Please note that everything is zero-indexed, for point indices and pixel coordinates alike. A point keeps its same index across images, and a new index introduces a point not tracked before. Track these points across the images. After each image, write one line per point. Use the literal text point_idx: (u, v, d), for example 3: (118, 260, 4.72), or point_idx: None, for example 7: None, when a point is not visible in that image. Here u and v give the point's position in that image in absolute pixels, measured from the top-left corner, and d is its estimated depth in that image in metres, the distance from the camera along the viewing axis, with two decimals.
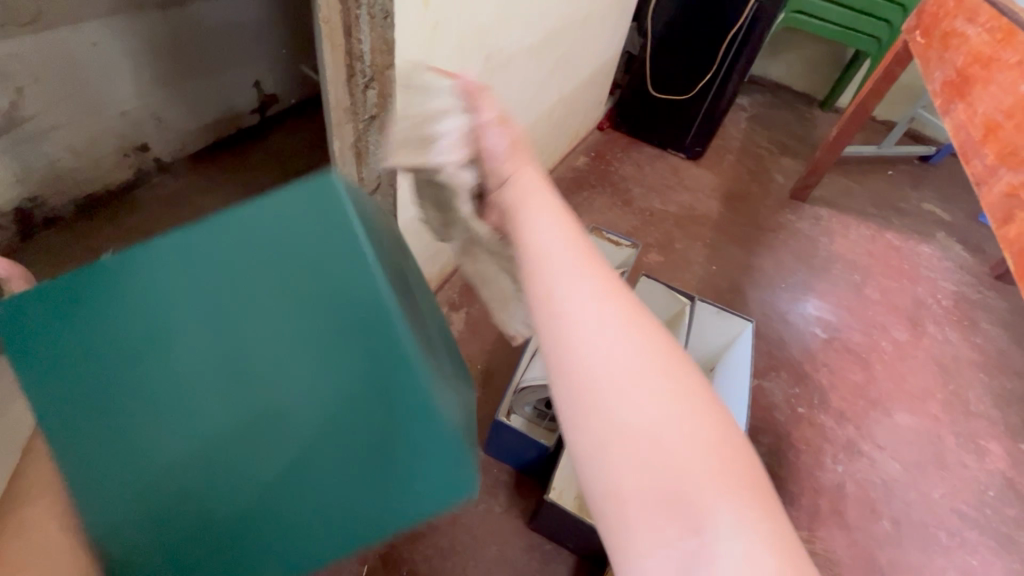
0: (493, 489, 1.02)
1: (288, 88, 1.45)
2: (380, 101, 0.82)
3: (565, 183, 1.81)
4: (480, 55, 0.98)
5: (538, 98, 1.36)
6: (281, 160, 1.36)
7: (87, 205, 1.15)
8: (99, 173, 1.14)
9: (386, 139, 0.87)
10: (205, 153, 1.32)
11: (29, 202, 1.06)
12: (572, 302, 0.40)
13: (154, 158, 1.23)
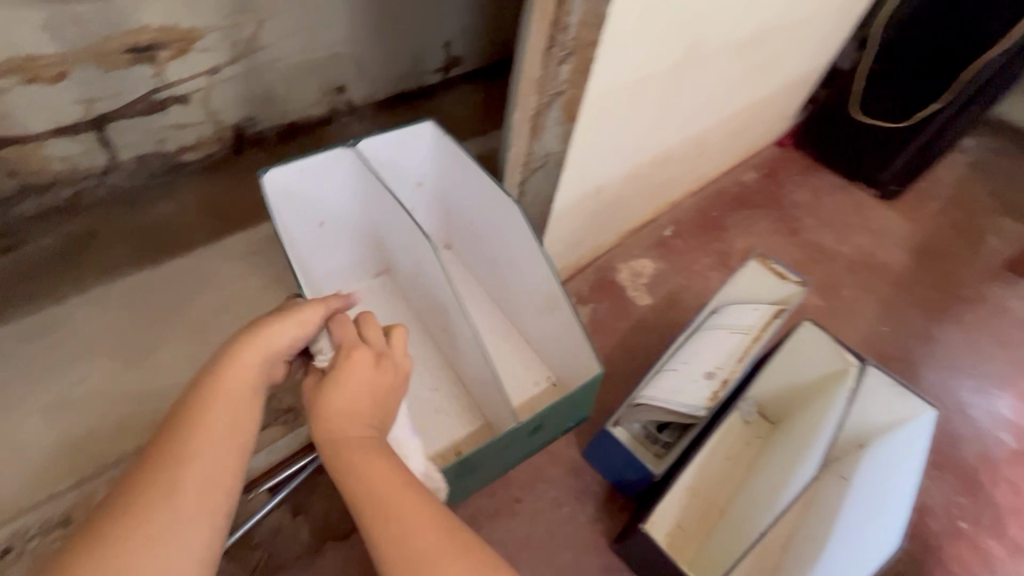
0: (582, 495, 0.98)
1: (474, 52, 1.47)
2: (572, 77, 0.78)
3: (726, 197, 1.66)
4: (683, 45, 0.89)
5: (726, 100, 1.24)
6: (453, 122, 1.40)
7: (288, 133, 1.23)
8: (303, 106, 1.22)
9: (566, 118, 0.83)
10: (390, 103, 1.38)
11: (246, 120, 1.15)
12: None
13: (347, 100, 1.30)
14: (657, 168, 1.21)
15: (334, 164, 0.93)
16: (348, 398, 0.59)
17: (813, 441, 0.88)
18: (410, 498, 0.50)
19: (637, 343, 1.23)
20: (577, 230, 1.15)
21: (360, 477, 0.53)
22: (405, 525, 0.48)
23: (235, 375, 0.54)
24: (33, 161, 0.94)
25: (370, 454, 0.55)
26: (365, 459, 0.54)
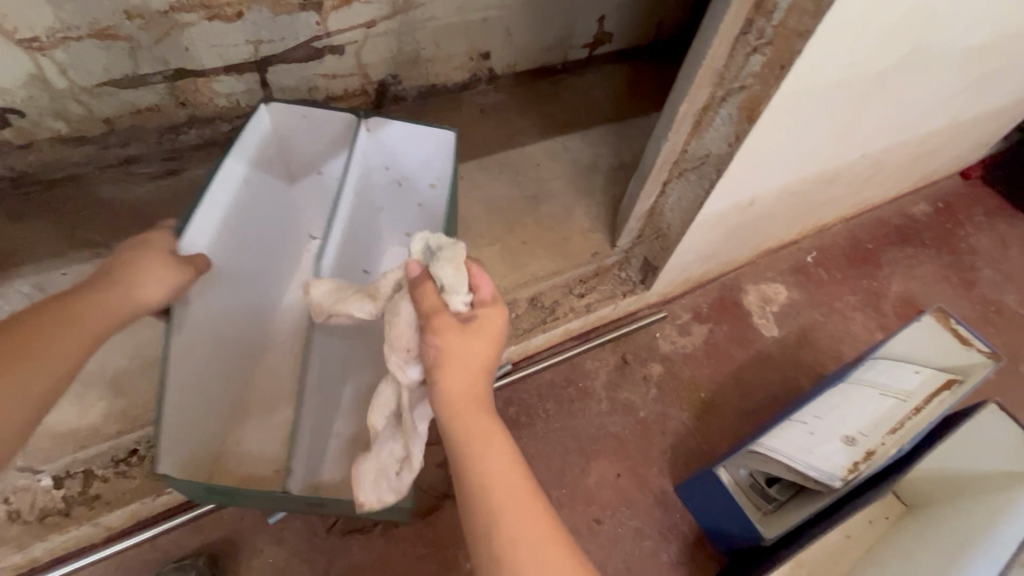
0: (668, 532, 0.90)
1: (626, 30, 1.35)
2: (763, 71, 0.67)
3: (887, 228, 1.42)
4: (904, 45, 0.73)
5: (925, 118, 1.03)
6: (591, 101, 1.30)
7: (424, 94, 1.22)
8: (446, 69, 1.19)
9: (742, 117, 0.72)
10: (529, 76, 1.32)
11: (391, 77, 1.15)
12: None
13: (489, 68, 1.25)
14: (820, 186, 1.05)
15: (336, 129, 0.87)
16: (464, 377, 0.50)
17: (975, 539, 0.73)
18: (519, 485, 0.47)
19: (754, 378, 1.09)
20: (713, 242, 1.02)
21: (484, 455, 0.47)
22: (514, 514, 0.45)
23: (136, 258, 0.59)
24: (202, 93, 0.98)
25: (489, 431, 0.49)
26: (489, 445, 0.48)
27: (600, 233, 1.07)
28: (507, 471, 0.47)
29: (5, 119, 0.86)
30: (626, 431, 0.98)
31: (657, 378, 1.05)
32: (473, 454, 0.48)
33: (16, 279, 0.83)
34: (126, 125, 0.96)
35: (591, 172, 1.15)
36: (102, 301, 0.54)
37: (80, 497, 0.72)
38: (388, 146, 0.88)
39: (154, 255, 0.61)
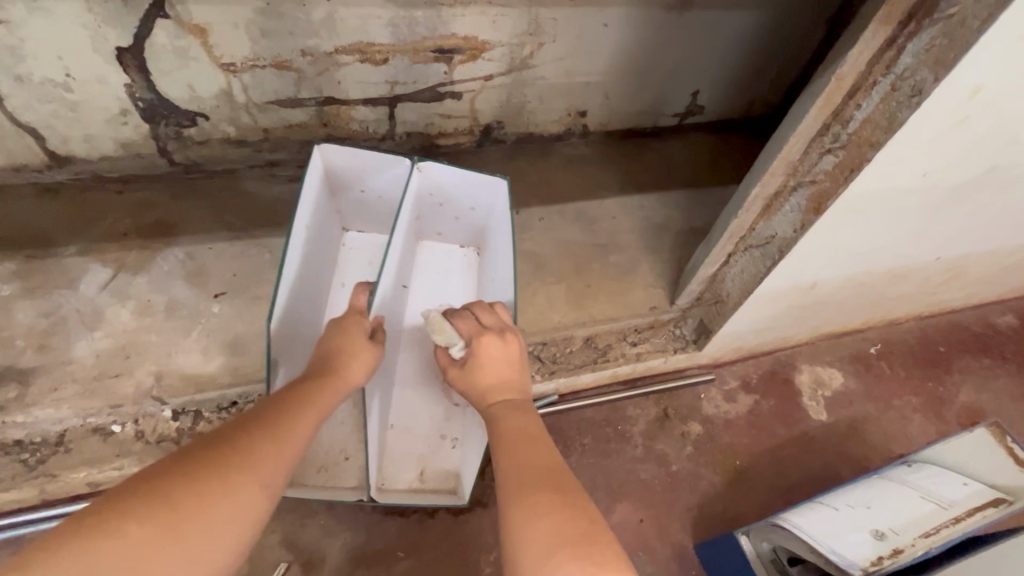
0: None
1: (718, 105, 1.43)
2: (833, 170, 0.73)
3: (964, 335, 1.38)
4: (982, 165, 0.77)
5: (1012, 232, 1.02)
6: (673, 166, 1.39)
7: (522, 140, 1.36)
8: (545, 121, 1.33)
9: (809, 209, 0.78)
10: (618, 135, 1.43)
11: (495, 122, 1.30)
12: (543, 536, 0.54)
13: (583, 124, 1.37)
14: (889, 281, 1.06)
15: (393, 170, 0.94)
16: (496, 363, 0.77)
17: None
18: (527, 446, 0.65)
19: (793, 458, 1.10)
20: (770, 317, 1.06)
21: (508, 434, 0.67)
22: (522, 443, 0.65)
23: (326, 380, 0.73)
24: (341, 117, 1.17)
25: (513, 417, 0.70)
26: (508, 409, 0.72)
27: (661, 289, 1.14)
28: (532, 440, 0.66)
29: (194, 121, 1.07)
30: (656, 480, 1.02)
31: (695, 436, 1.08)
32: (505, 435, 0.67)
33: (175, 247, 1.02)
34: (278, 135, 1.16)
35: (662, 231, 1.23)
36: (296, 408, 0.66)
37: (190, 431, 0.88)
38: (440, 185, 0.95)
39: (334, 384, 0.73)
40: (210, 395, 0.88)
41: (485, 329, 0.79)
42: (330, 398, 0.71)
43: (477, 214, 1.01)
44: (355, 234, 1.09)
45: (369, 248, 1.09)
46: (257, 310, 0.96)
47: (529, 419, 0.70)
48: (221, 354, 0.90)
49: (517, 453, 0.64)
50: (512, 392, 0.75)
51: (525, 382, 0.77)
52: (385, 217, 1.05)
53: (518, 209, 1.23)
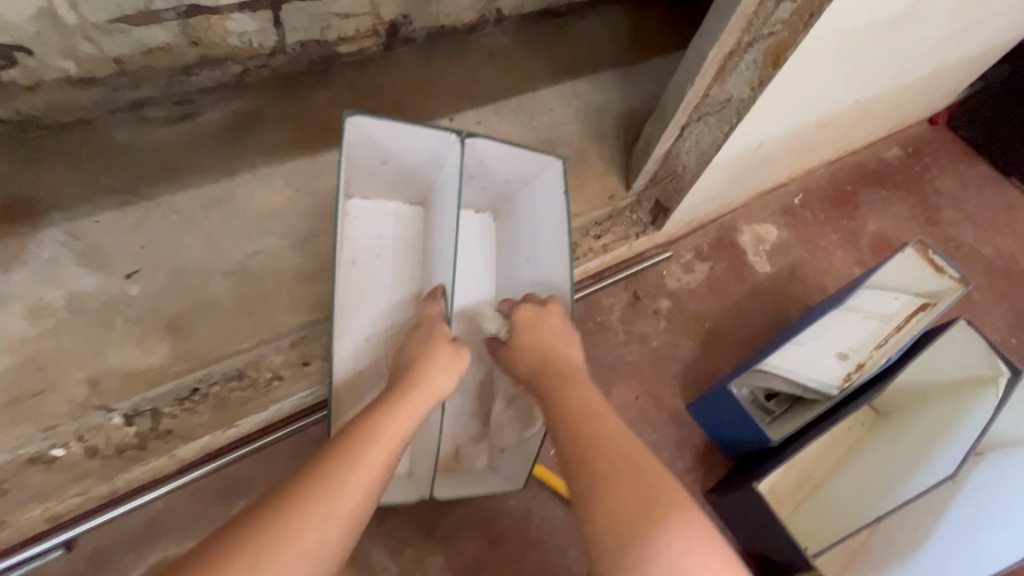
0: (681, 445, 1.02)
1: None
2: (791, 18, 0.71)
3: (864, 172, 1.53)
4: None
5: (914, 65, 1.10)
6: (597, 45, 1.31)
7: (434, 36, 1.20)
8: (456, 9, 1.17)
9: (767, 63, 0.77)
10: (534, 18, 1.31)
11: (401, 17, 1.13)
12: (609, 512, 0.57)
13: (497, 9, 1.23)
14: (817, 130, 1.12)
15: (434, 144, 0.77)
16: (545, 331, 0.77)
17: (934, 448, 0.89)
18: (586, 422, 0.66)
19: (750, 310, 1.20)
20: (720, 184, 1.09)
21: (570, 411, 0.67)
22: (586, 415, 0.67)
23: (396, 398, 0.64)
24: (215, 31, 0.94)
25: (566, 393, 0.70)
26: (560, 378, 0.72)
27: (614, 176, 1.12)
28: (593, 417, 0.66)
29: (13, 58, 0.82)
30: (641, 359, 1.08)
31: (666, 311, 1.14)
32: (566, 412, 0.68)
33: (50, 227, 0.82)
34: (137, 66, 0.92)
35: (603, 116, 1.18)
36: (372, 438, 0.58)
37: (153, 432, 0.76)
38: (483, 159, 0.81)
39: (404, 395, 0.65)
40: (165, 388, 0.76)
41: (525, 303, 0.80)
42: (404, 422, 0.61)
43: (510, 184, 0.88)
44: (356, 202, 0.89)
45: (375, 219, 0.90)
46: (187, 282, 0.82)
47: (580, 387, 0.71)
48: (161, 340, 0.77)
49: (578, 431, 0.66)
50: (558, 355, 0.75)
51: (572, 350, 0.77)
52: (400, 185, 0.87)
53: (449, 115, 1.12)
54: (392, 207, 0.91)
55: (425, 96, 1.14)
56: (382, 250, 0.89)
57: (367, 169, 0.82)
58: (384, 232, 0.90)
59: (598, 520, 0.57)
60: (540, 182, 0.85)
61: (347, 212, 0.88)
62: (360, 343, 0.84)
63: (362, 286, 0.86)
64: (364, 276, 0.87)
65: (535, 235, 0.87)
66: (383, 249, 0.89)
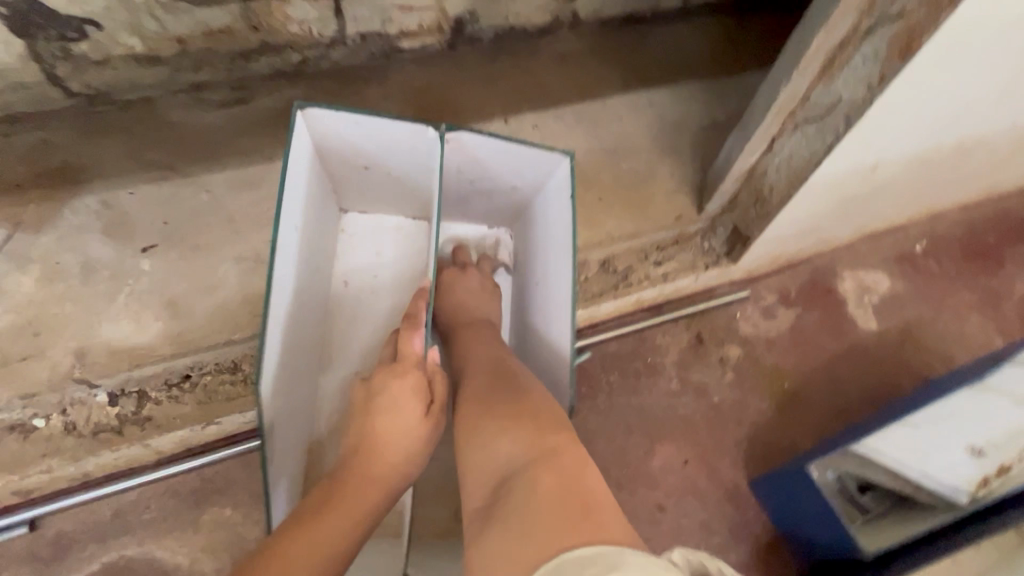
0: (737, 531, 0.81)
1: None
2: None
3: (1014, 222, 1.23)
4: None
5: None
6: (683, 55, 1.17)
7: (502, 37, 1.12)
8: (527, 9, 1.09)
9: (894, 52, 0.60)
10: (615, 23, 1.19)
11: (468, 15, 1.06)
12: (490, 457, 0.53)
13: (573, 11, 1.13)
14: (954, 158, 0.89)
15: (412, 142, 0.63)
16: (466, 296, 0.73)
17: None
18: (505, 428, 0.54)
19: (845, 374, 0.97)
20: (818, 215, 0.89)
21: (484, 430, 0.55)
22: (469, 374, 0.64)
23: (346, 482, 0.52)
24: (275, 16, 0.93)
25: (472, 399, 0.60)
26: (458, 339, 0.69)
27: (685, 196, 0.96)
28: (503, 411, 0.57)
29: (83, 31, 0.83)
30: (697, 415, 0.89)
31: (735, 361, 0.94)
32: (472, 430, 0.57)
33: (86, 195, 0.82)
34: (199, 48, 0.92)
35: (679, 130, 1.03)
36: (305, 545, 0.45)
37: (133, 417, 0.70)
38: (475, 156, 0.65)
39: (360, 481, 0.52)
40: (156, 370, 0.71)
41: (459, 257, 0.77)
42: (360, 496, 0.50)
43: (524, 191, 0.73)
44: (354, 217, 0.80)
45: (375, 235, 0.80)
46: (197, 262, 0.77)
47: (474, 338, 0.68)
48: (157, 319, 0.73)
49: (486, 457, 0.53)
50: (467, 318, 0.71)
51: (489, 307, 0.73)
52: (394, 193, 0.74)
53: (505, 118, 1.03)
54: (395, 220, 0.80)
55: (483, 97, 1.06)
56: (378, 268, 0.78)
57: (350, 177, 0.71)
58: (384, 249, 0.79)
59: (484, 466, 0.53)
60: (553, 188, 0.68)
61: (342, 228, 0.79)
62: (345, 375, 0.74)
63: (353, 309, 0.76)
64: (357, 299, 0.77)
65: (549, 249, 0.70)
66: (381, 267, 0.78)
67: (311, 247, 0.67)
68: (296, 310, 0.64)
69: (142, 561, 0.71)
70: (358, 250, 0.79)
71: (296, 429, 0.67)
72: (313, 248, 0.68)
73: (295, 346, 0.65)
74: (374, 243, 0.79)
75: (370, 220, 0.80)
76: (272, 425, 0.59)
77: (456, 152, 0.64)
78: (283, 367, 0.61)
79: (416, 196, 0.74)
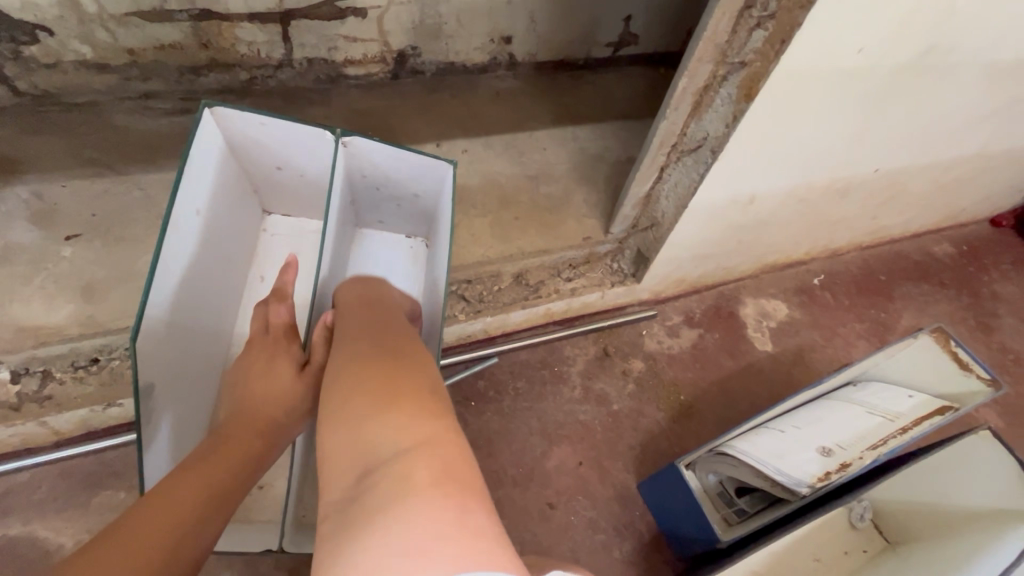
0: (622, 530, 0.87)
1: (653, 33, 1.33)
2: (763, 47, 0.65)
3: (904, 263, 1.36)
4: (921, 43, 0.70)
5: (949, 140, 0.98)
6: (609, 98, 1.29)
7: (443, 71, 1.23)
8: (466, 48, 1.20)
9: (740, 96, 0.70)
10: (550, 67, 1.30)
11: (410, 49, 1.16)
12: (355, 432, 0.46)
13: (510, 53, 1.25)
14: (829, 198, 1.01)
15: (314, 146, 0.71)
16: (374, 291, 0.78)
17: None
18: (377, 408, 0.47)
19: (739, 389, 1.05)
20: (710, 241, 0.99)
21: (352, 405, 0.49)
22: (361, 341, 0.59)
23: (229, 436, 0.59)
24: (224, 36, 1.01)
25: (351, 376, 0.53)
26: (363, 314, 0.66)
27: (596, 219, 1.04)
28: (388, 382, 0.51)
29: (35, 36, 0.90)
30: (596, 421, 0.95)
31: (637, 374, 1.01)
32: (339, 419, 0.48)
33: (18, 185, 0.85)
34: (149, 60, 0.99)
35: (597, 162, 1.14)
36: (192, 479, 0.52)
37: (34, 395, 0.73)
38: (373, 163, 0.73)
39: (240, 435, 0.59)
40: (61, 349, 0.73)
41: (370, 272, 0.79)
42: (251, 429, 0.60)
43: (425, 201, 0.81)
44: (278, 219, 0.87)
45: (295, 237, 0.87)
46: (119, 251, 0.81)
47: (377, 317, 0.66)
48: (70, 301, 0.76)
49: (355, 442, 0.45)
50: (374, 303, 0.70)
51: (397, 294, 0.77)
52: (310, 197, 0.82)
53: (437, 141, 1.12)
54: (315, 225, 0.88)
55: (420, 122, 1.14)
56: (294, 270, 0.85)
57: (269, 180, 0.79)
58: (301, 250, 0.86)
59: (343, 444, 0.46)
60: (445, 195, 0.76)
61: (266, 228, 0.87)
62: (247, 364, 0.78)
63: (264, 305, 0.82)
64: (272, 294, 0.83)
65: (440, 252, 0.78)
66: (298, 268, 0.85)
67: (221, 239, 0.74)
68: (196, 293, 0.69)
69: (25, 541, 0.71)
70: (277, 250, 0.86)
71: (192, 408, 0.71)
72: (219, 239, 0.73)
73: (196, 327, 0.70)
74: (294, 246, 0.86)
75: (293, 225, 0.88)
76: (156, 394, 0.62)
77: (356, 160, 0.73)
78: (176, 343, 0.66)
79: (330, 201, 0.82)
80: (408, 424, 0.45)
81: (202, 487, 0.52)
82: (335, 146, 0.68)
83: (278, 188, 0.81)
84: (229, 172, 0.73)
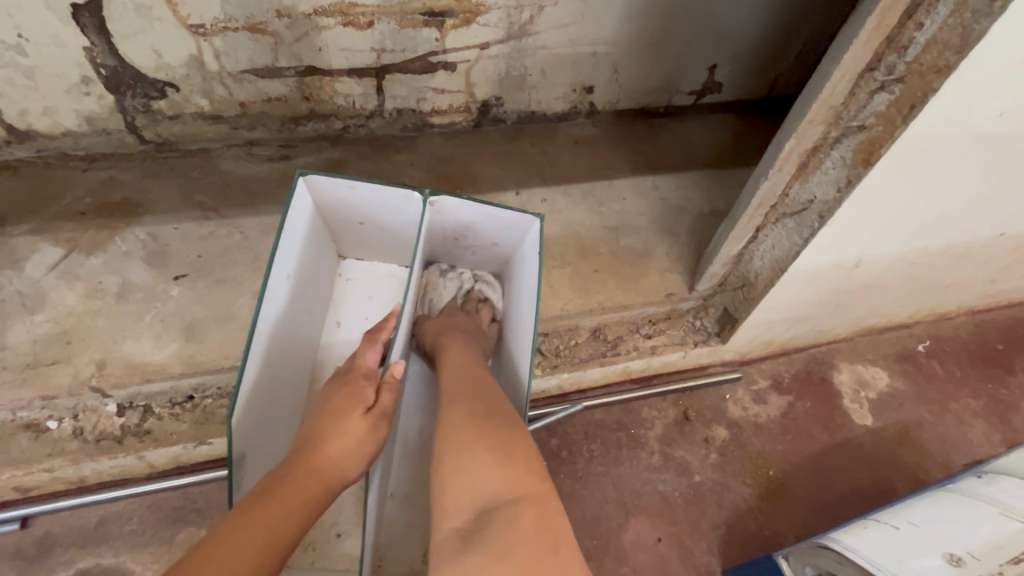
0: None
1: (739, 80, 1.29)
2: (888, 110, 0.61)
3: None
4: None
5: None
6: (690, 147, 1.26)
7: (523, 120, 1.24)
8: (548, 98, 1.21)
9: (858, 160, 0.65)
10: (629, 115, 1.29)
11: (494, 99, 1.19)
12: (468, 474, 0.56)
13: (590, 102, 1.25)
14: (943, 262, 0.92)
15: (399, 205, 0.73)
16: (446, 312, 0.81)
17: None
18: (494, 454, 0.57)
19: (835, 467, 0.96)
20: (805, 305, 0.92)
21: (471, 444, 0.58)
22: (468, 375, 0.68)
23: (285, 495, 0.55)
24: (325, 90, 1.07)
25: (465, 417, 0.61)
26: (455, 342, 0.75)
27: (679, 274, 1.00)
28: (494, 429, 0.60)
29: (163, 92, 0.99)
30: (675, 493, 0.89)
31: (720, 443, 0.94)
32: (454, 450, 0.58)
33: (136, 227, 0.92)
34: (256, 110, 1.06)
35: (679, 214, 1.10)
36: (256, 526, 0.51)
37: (134, 429, 0.78)
38: (457, 217, 0.75)
39: (300, 489, 0.56)
40: (164, 386, 0.78)
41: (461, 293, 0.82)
42: (316, 471, 0.59)
43: (503, 248, 0.82)
44: (352, 263, 0.90)
45: (369, 282, 0.89)
46: (219, 292, 0.86)
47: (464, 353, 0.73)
48: (175, 340, 0.80)
49: (473, 482, 0.55)
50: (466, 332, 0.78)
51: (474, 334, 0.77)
52: (385, 245, 0.84)
53: (517, 190, 1.12)
54: (389, 268, 0.90)
55: (500, 170, 1.16)
56: (366, 314, 0.86)
57: (350, 231, 0.82)
58: (374, 295, 0.88)
59: (461, 475, 0.56)
60: (526, 246, 0.77)
61: (341, 273, 0.89)
62: None
63: (337, 352, 0.84)
64: (347, 339, 0.85)
65: (519, 302, 0.78)
66: (372, 313, 0.87)
67: (303, 299, 0.76)
68: (280, 353, 0.71)
69: (116, 570, 0.75)
70: (358, 296, 0.88)
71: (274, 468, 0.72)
72: (303, 297, 0.76)
73: (279, 387, 0.72)
74: (371, 291, 0.88)
75: (368, 270, 0.90)
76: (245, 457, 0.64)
77: (439, 216, 0.74)
78: (262, 404, 0.68)
79: (408, 247, 0.84)
80: (521, 474, 0.56)
81: (265, 537, 0.51)
82: (423, 206, 0.70)
83: (358, 237, 0.83)
84: (314, 231, 0.76)
